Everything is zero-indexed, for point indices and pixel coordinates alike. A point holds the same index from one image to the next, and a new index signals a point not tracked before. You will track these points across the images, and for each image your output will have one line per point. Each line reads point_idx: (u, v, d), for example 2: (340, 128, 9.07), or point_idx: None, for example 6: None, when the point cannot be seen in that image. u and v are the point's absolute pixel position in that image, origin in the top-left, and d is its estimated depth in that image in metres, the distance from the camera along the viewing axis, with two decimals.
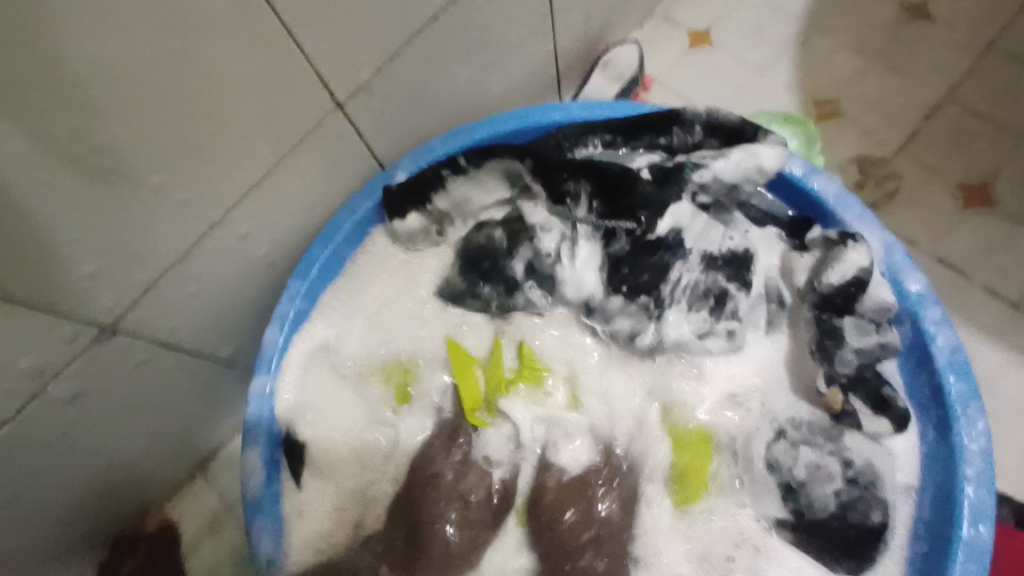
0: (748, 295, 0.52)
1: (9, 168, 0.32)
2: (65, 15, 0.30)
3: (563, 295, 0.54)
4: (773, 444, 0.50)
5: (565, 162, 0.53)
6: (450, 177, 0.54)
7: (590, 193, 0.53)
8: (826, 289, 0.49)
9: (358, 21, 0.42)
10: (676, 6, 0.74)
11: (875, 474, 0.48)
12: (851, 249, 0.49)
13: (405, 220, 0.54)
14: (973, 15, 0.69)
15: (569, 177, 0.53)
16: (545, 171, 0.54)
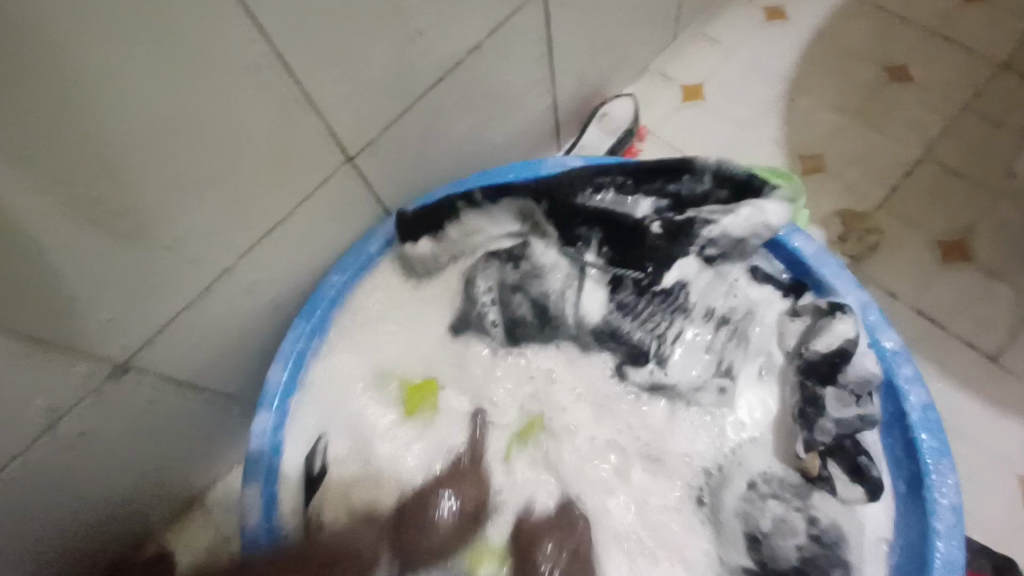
0: (744, 351, 0.53)
1: (34, 214, 0.33)
2: (83, 68, 0.30)
3: (571, 333, 0.56)
4: (741, 498, 0.50)
5: (578, 206, 0.53)
6: (465, 209, 0.55)
7: (601, 238, 0.54)
8: (813, 357, 0.48)
9: (370, 71, 0.43)
10: (670, 63, 0.78)
11: (840, 534, 0.47)
12: (838, 320, 0.48)
13: (416, 246, 0.54)
14: (949, 80, 0.73)
15: (582, 221, 0.54)
16: (559, 211, 0.54)
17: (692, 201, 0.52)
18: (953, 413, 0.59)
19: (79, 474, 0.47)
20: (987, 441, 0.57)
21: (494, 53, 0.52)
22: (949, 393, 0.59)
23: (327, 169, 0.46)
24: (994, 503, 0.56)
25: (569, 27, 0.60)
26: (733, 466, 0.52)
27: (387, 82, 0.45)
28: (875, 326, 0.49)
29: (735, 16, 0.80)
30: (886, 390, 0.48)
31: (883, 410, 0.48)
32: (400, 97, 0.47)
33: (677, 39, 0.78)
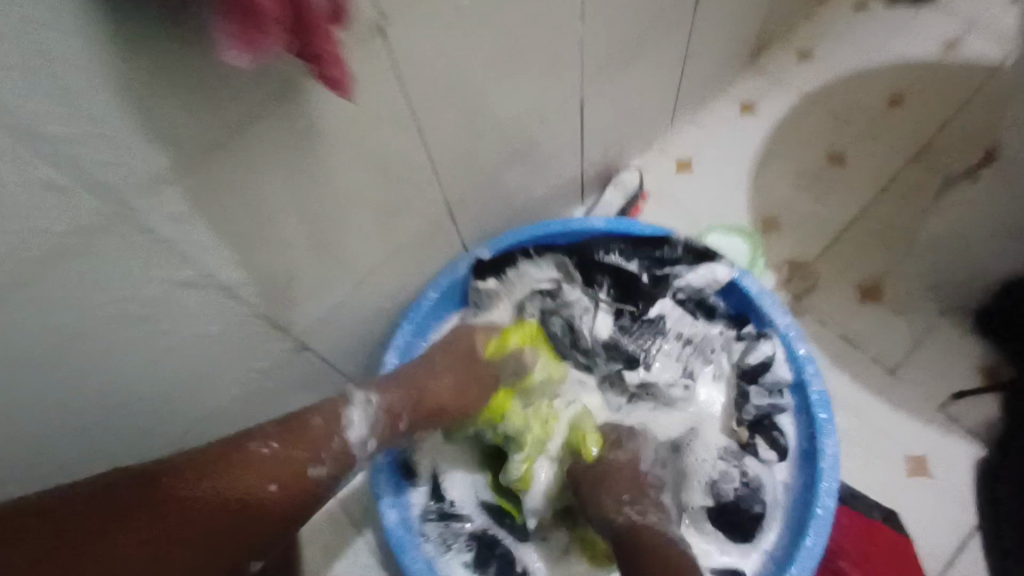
0: (702, 362, 0.76)
1: (290, 250, 0.57)
2: (334, 169, 0.54)
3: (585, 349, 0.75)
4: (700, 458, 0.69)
5: (595, 264, 0.79)
6: (520, 259, 0.78)
7: (608, 284, 0.78)
8: (746, 366, 0.73)
9: (467, 158, 0.68)
10: (667, 141, 1.04)
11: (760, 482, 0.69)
12: (763, 342, 0.72)
13: (484, 283, 0.77)
14: (876, 163, 0.98)
15: (598, 274, 0.79)
16: (585, 266, 0.79)
17: (669, 262, 0.78)
18: (863, 407, 0.81)
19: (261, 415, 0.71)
20: (884, 428, 0.80)
21: (538, 142, 0.77)
22: (859, 393, 0.83)
23: (434, 219, 0.71)
24: (888, 473, 0.78)
25: (592, 122, 0.85)
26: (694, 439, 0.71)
27: (475, 163, 0.70)
28: (793, 342, 0.71)
29: (718, 107, 1.06)
30: (797, 385, 0.71)
31: (795, 401, 0.71)
32: (480, 173, 0.72)
33: (673, 123, 1.04)
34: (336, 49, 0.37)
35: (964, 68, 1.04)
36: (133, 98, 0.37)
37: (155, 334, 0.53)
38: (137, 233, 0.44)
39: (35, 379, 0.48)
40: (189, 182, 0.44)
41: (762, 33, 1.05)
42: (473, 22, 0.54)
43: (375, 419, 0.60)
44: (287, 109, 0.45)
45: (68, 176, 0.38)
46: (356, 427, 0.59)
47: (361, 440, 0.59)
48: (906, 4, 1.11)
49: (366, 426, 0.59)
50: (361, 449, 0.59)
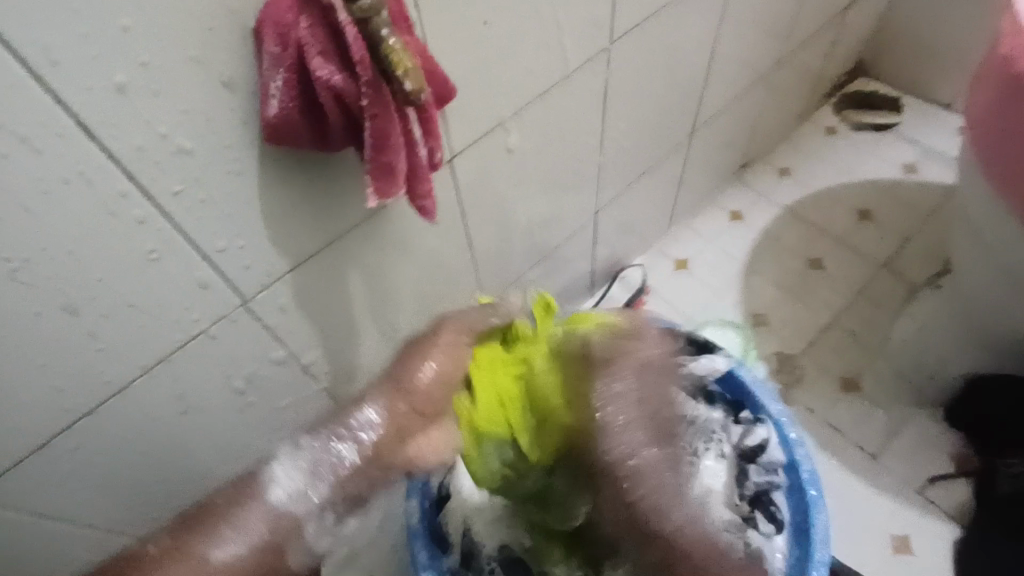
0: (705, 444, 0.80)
1: (359, 334, 0.68)
2: (400, 270, 0.66)
3: None
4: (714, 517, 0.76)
5: None
6: None
7: None
8: (745, 446, 0.81)
9: (498, 255, 0.80)
10: (666, 244, 1.18)
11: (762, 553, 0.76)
12: (759, 426, 0.82)
13: None
14: (850, 268, 1.12)
15: None
16: None
17: None
18: (847, 487, 0.91)
19: None
20: (865, 504, 0.90)
21: (557, 245, 0.91)
22: (846, 476, 0.92)
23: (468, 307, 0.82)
24: (875, 553, 0.86)
25: (603, 229, 0.98)
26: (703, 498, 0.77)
27: (505, 260, 0.82)
28: (784, 425, 0.80)
29: (710, 215, 1.21)
30: (788, 465, 0.79)
31: (788, 479, 0.78)
32: (507, 271, 0.84)
33: (671, 228, 1.18)
34: (430, 187, 0.48)
35: (921, 188, 1.20)
36: (274, 222, 0.49)
37: (245, 408, 0.63)
38: (253, 323, 0.55)
39: (151, 446, 0.57)
40: (295, 281, 0.56)
41: (745, 154, 1.22)
42: (515, 156, 0.68)
43: (303, 473, 0.42)
44: (374, 222, 0.58)
45: (217, 281, 0.50)
46: (283, 477, 0.42)
47: (294, 489, 0.41)
48: (869, 132, 1.30)
49: (297, 474, 0.42)
50: (303, 501, 0.41)
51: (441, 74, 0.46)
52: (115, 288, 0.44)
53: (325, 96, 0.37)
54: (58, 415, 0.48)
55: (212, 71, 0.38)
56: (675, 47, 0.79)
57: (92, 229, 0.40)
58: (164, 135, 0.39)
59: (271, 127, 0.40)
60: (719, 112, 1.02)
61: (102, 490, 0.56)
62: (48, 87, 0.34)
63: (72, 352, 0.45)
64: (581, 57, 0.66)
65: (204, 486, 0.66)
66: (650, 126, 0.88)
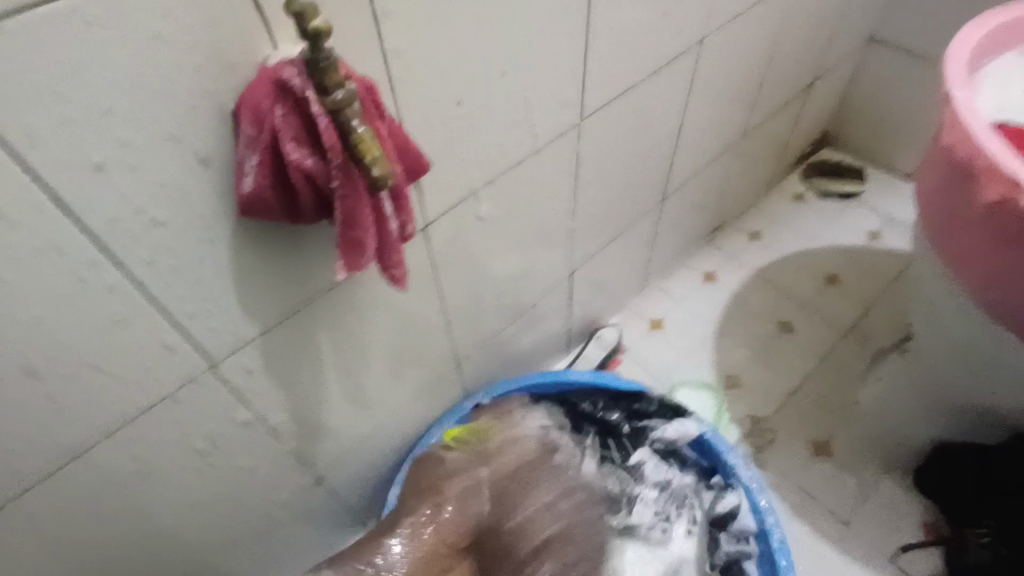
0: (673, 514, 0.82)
1: (328, 394, 0.68)
2: (371, 331, 0.67)
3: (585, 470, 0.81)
4: None
5: (581, 416, 0.92)
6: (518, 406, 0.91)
7: (593, 434, 0.91)
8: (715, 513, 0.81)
9: (471, 315, 0.81)
10: (641, 303, 1.20)
11: None
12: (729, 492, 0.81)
13: None
14: (819, 331, 1.14)
15: (585, 425, 0.91)
16: (575, 417, 0.92)
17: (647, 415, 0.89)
18: (819, 554, 0.91)
19: (264, 541, 0.76)
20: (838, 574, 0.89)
21: (530, 304, 0.92)
22: (817, 543, 0.92)
23: (440, 365, 0.83)
24: None
25: (577, 289, 1.01)
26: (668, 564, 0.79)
27: (478, 320, 0.83)
28: (755, 493, 0.80)
29: (683, 275, 1.24)
30: (760, 534, 0.78)
31: (759, 548, 0.78)
32: (481, 331, 0.85)
33: (645, 288, 1.21)
34: (401, 257, 0.49)
35: (885, 254, 1.24)
36: (245, 286, 0.50)
37: (207, 470, 0.62)
38: (218, 384, 0.56)
39: (106, 511, 0.56)
40: (263, 342, 0.56)
41: (716, 218, 1.26)
42: (487, 223, 0.71)
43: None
44: (345, 286, 0.59)
45: (184, 344, 0.50)
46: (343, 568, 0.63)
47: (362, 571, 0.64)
48: (834, 200, 1.35)
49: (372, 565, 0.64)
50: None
51: (414, 150, 0.48)
52: (81, 352, 0.44)
53: (297, 177, 0.39)
54: (8, 480, 0.47)
55: (188, 148, 0.40)
56: (643, 122, 0.83)
57: (58, 296, 0.41)
58: (136, 207, 0.40)
59: (245, 202, 0.42)
60: (688, 180, 1.06)
61: (50, 558, 0.55)
62: (26, 162, 0.35)
63: (29, 416, 0.45)
64: (553, 132, 0.69)
65: (160, 551, 0.64)
66: (621, 193, 0.92)
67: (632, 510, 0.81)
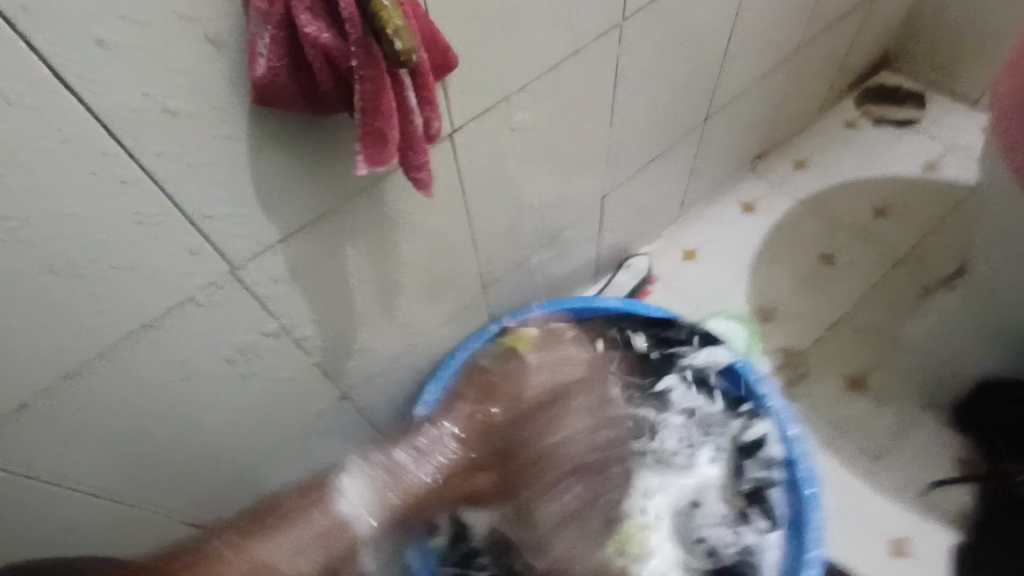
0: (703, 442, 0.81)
1: (355, 309, 0.67)
2: (398, 246, 0.64)
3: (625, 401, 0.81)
4: (698, 510, 0.78)
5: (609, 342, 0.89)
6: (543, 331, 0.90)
7: None
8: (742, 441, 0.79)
9: (500, 236, 0.78)
10: (676, 233, 1.15)
11: (751, 548, 0.74)
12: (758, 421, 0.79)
13: None
14: (864, 265, 1.09)
15: None
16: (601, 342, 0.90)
17: (676, 343, 0.86)
18: (849, 487, 0.89)
19: (295, 453, 0.78)
20: (867, 507, 0.88)
21: (561, 227, 0.88)
22: (848, 476, 0.90)
23: (468, 287, 0.81)
24: (871, 554, 0.85)
25: (610, 214, 0.96)
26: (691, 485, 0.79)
27: (508, 241, 0.80)
28: (784, 422, 0.77)
29: (721, 205, 1.18)
30: (786, 462, 0.76)
31: (784, 476, 0.76)
32: (509, 253, 0.83)
33: (681, 216, 1.16)
34: (426, 158, 0.46)
35: (943, 186, 1.16)
36: (266, 187, 0.48)
37: (236, 380, 0.62)
38: (243, 292, 0.54)
39: (138, 415, 0.56)
40: (286, 250, 0.54)
41: (760, 144, 1.19)
42: (520, 134, 0.66)
43: (372, 494, 0.56)
44: (372, 194, 0.56)
45: (206, 248, 0.49)
46: (350, 495, 0.55)
47: (356, 513, 0.54)
48: (891, 127, 1.26)
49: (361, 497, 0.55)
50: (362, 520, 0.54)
51: (442, 40, 0.44)
52: (101, 250, 0.43)
53: (313, 54, 0.36)
54: (40, 377, 0.47)
55: (200, 26, 0.37)
56: (691, 28, 0.76)
57: (73, 187, 0.39)
58: (149, 91, 0.38)
59: (260, 89, 0.39)
60: (734, 99, 0.99)
61: (89, 457, 0.56)
62: (25, 31, 0.32)
63: (54, 313, 0.44)
64: (593, 33, 0.63)
65: (193, 456, 0.65)
66: (663, 110, 0.86)
67: (655, 437, 0.82)
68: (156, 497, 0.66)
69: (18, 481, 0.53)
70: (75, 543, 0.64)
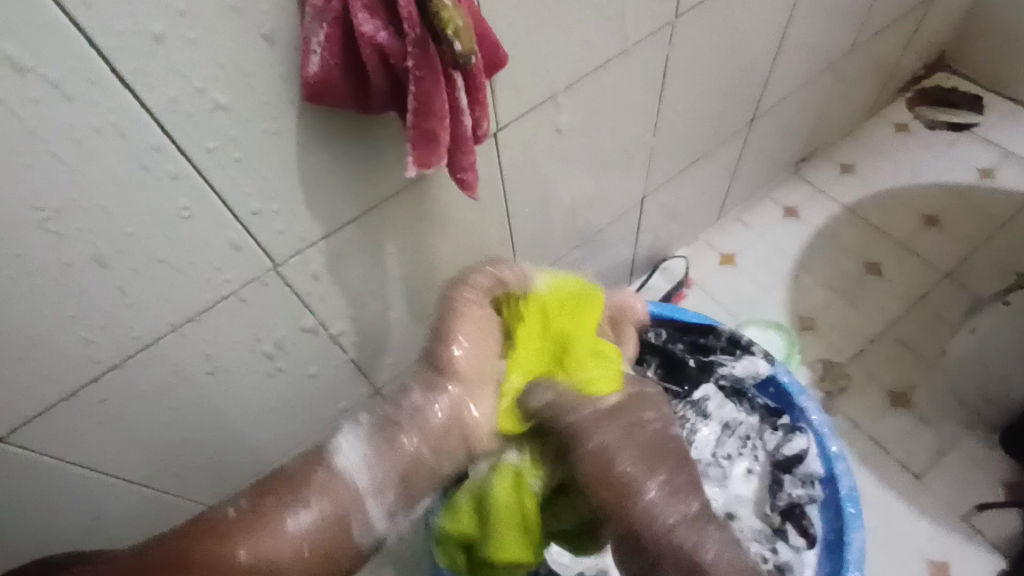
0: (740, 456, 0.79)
1: (392, 307, 0.67)
2: (436, 246, 0.64)
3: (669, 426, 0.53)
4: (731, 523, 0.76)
5: (644, 346, 0.84)
6: None
7: (656, 366, 0.85)
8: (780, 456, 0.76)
9: (538, 236, 0.77)
10: (713, 236, 1.13)
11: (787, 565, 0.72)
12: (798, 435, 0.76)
13: None
14: (910, 276, 1.05)
15: (648, 355, 0.85)
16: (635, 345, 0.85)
17: (714, 351, 0.84)
18: (888, 506, 0.86)
19: None
20: (907, 528, 0.85)
21: (597, 228, 0.87)
22: (887, 495, 0.87)
23: None
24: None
25: (648, 216, 0.94)
26: (726, 496, 0.77)
27: (545, 242, 0.79)
28: (825, 437, 0.75)
29: (762, 209, 1.15)
30: (827, 479, 0.74)
31: (824, 493, 0.73)
32: (545, 253, 0.81)
33: (720, 219, 1.13)
34: (473, 159, 0.45)
35: (999, 196, 1.11)
36: (311, 184, 0.48)
37: (272, 374, 0.62)
38: (284, 289, 0.54)
39: (177, 406, 0.57)
40: (327, 248, 0.54)
41: (806, 147, 1.15)
42: (564, 135, 0.65)
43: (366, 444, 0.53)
44: (414, 193, 0.56)
45: (250, 244, 0.48)
46: None
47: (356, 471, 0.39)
48: (945, 133, 1.21)
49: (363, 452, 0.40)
50: None
51: (492, 39, 0.43)
52: (145, 245, 0.43)
53: (369, 53, 0.35)
54: (84, 366, 0.47)
55: (254, 22, 0.36)
56: (743, 27, 0.73)
57: (123, 182, 0.39)
58: (199, 86, 0.37)
59: (312, 87, 0.38)
60: (782, 101, 0.96)
61: (127, 445, 0.57)
62: (82, 27, 0.32)
63: (100, 305, 0.44)
64: (643, 32, 0.62)
65: (227, 447, 0.66)
66: (709, 111, 0.83)
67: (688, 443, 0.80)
68: (190, 485, 0.66)
69: (61, 468, 0.54)
70: (112, 527, 0.65)
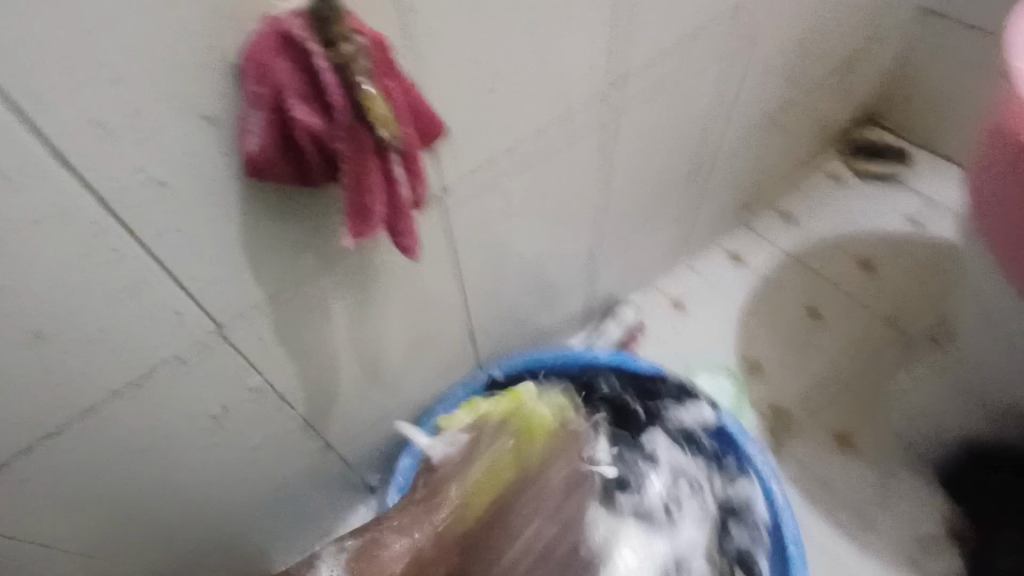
0: (691, 502, 0.81)
1: (341, 364, 0.67)
2: (383, 304, 0.65)
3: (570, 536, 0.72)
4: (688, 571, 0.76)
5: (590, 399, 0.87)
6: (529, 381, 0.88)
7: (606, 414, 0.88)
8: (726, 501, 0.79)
9: (488, 291, 0.79)
10: (664, 283, 1.17)
11: None
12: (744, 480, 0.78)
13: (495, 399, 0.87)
14: (848, 318, 1.10)
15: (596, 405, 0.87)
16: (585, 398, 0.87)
17: (665, 396, 0.85)
18: (836, 548, 0.88)
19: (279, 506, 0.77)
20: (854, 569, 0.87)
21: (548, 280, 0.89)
22: (834, 536, 0.89)
23: (456, 341, 0.81)
24: None
25: (598, 266, 0.98)
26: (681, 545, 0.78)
27: (495, 295, 0.81)
28: (770, 482, 0.76)
29: (709, 257, 1.20)
30: (773, 525, 0.75)
31: (770, 539, 0.75)
32: (497, 307, 0.83)
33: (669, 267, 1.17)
34: (412, 227, 0.47)
35: (925, 242, 1.19)
36: (254, 252, 0.49)
37: (219, 436, 0.62)
38: (229, 352, 0.55)
39: (118, 473, 0.56)
40: (273, 310, 0.55)
41: (748, 198, 1.21)
42: (507, 195, 0.68)
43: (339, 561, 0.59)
44: (358, 255, 0.57)
45: (193, 311, 0.49)
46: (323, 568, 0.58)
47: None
48: (875, 182, 1.29)
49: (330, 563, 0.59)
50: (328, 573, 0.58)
51: (429, 111, 0.46)
52: (88, 316, 0.44)
53: (300, 135, 0.38)
54: (17, 439, 0.47)
55: (194, 108, 0.39)
56: (673, 93, 0.79)
57: (64, 259, 0.40)
58: (140, 166, 0.39)
59: (251, 165, 0.40)
60: (720, 158, 1.02)
61: (65, 517, 0.55)
62: (24, 120, 0.34)
63: (39, 377, 0.45)
64: (577, 101, 0.66)
65: (170, 513, 0.64)
66: (650, 168, 0.88)
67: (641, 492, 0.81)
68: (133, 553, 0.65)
69: None
70: None
